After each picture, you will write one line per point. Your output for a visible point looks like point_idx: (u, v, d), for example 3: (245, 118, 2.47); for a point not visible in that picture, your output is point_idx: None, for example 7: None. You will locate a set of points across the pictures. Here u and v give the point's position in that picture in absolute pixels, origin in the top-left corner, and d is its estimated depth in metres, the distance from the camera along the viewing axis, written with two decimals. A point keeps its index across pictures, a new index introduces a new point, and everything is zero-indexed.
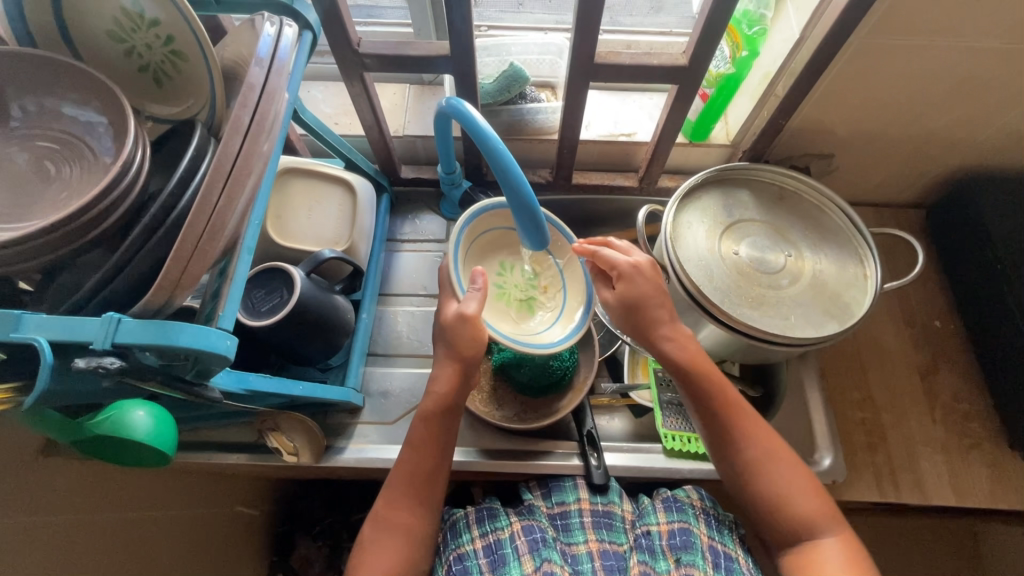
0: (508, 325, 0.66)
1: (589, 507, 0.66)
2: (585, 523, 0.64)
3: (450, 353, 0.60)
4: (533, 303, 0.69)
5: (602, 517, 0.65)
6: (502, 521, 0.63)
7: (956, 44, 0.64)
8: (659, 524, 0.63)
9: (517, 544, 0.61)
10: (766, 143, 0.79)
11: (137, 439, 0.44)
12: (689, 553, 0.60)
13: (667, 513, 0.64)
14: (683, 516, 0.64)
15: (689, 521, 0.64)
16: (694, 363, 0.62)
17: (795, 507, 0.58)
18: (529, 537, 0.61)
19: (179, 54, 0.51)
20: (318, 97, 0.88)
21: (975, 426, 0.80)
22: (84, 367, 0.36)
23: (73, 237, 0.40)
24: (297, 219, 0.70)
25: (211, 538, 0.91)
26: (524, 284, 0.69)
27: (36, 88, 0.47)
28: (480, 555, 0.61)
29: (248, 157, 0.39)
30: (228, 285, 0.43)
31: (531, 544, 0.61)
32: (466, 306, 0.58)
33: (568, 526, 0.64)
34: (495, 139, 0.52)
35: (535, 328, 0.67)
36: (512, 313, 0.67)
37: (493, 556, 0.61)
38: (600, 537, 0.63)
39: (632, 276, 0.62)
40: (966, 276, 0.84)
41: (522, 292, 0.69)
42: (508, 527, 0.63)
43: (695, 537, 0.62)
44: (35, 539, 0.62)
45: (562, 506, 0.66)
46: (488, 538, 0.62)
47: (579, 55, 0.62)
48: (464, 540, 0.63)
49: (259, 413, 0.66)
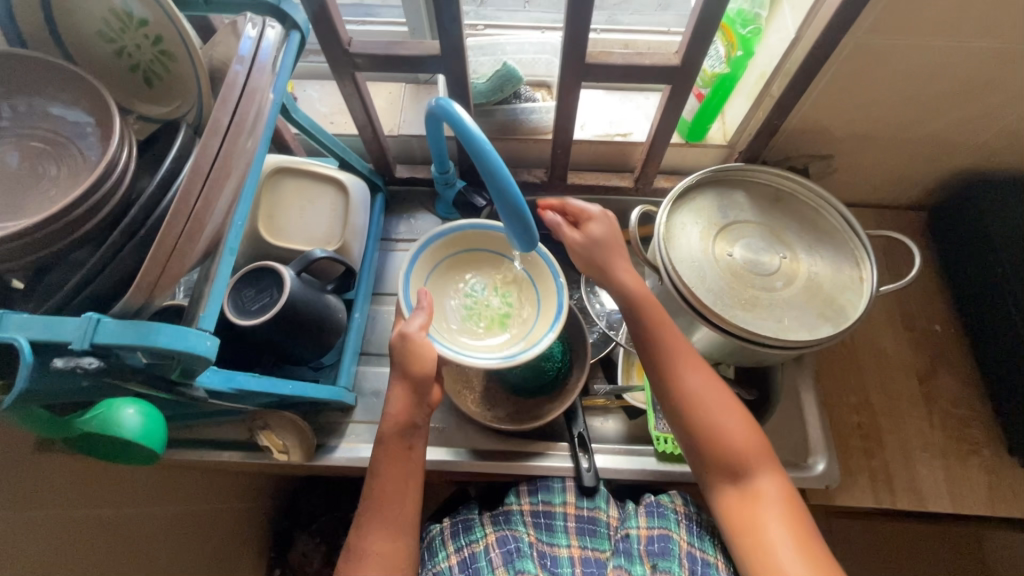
0: (478, 343, 0.67)
1: (574, 512, 0.68)
2: (569, 527, 0.66)
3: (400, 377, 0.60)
4: (503, 317, 0.69)
5: (586, 523, 0.67)
6: (477, 533, 0.66)
7: (954, 44, 0.63)
8: (639, 529, 0.65)
9: (491, 556, 0.63)
10: (763, 144, 0.78)
11: (124, 437, 0.44)
12: (665, 560, 0.62)
13: (647, 519, 0.66)
14: (664, 522, 0.65)
15: (669, 528, 0.65)
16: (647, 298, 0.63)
17: (736, 454, 0.59)
18: (503, 549, 0.63)
19: (167, 54, 0.51)
20: (314, 97, 0.89)
21: (974, 431, 0.78)
22: (61, 366, 0.37)
23: (57, 238, 0.41)
24: (289, 218, 0.70)
25: (206, 533, 0.92)
26: (498, 303, 0.70)
27: (27, 88, 0.48)
28: (454, 569, 0.64)
29: (228, 157, 0.38)
30: (209, 286, 0.43)
31: (506, 556, 0.63)
32: (410, 324, 0.59)
33: (551, 527, 0.67)
34: (483, 140, 0.52)
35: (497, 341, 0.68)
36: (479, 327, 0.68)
37: (468, 569, 0.63)
38: (582, 544, 0.65)
39: (602, 220, 0.65)
40: (967, 279, 0.83)
41: (494, 310, 0.70)
42: (484, 538, 0.65)
43: (673, 543, 0.63)
44: (29, 533, 0.63)
45: (546, 506, 0.68)
46: (462, 552, 0.65)
47: (570, 53, 0.61)
48: (440, 558, 0.65)
49: (248, 412, 0.66)
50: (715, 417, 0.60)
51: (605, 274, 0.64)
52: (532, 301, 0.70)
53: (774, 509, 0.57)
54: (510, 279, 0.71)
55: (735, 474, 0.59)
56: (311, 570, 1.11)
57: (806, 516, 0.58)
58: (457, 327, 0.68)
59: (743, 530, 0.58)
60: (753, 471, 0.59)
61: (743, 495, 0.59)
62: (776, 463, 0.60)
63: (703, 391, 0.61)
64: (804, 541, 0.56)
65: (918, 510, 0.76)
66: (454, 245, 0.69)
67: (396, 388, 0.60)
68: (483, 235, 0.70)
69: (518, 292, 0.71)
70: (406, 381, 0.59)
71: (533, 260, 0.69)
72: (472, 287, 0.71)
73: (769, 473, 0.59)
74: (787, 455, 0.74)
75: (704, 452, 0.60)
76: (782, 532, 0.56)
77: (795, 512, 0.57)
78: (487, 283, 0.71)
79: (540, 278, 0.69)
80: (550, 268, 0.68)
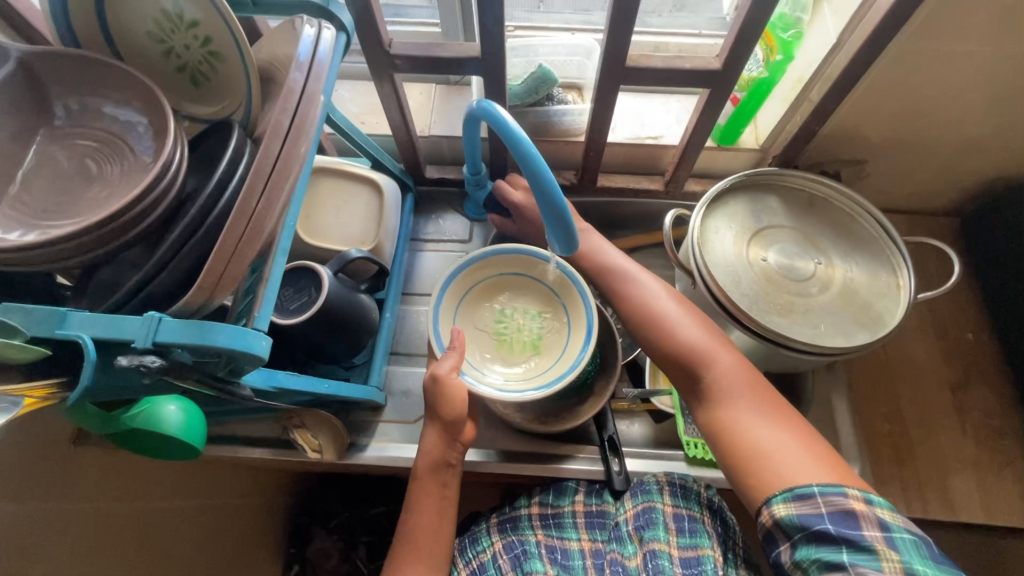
0: (514, 371, 0.69)
1: (583, 509, 0.68)
2: (578, 523, 0.66)
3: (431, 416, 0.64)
4: (537, 341, 0.70)
5: (595, 517, 0.67)
6: (484, 543, 0.66)
7: (998, 50, 0.63)
8: (625, 511, 0.66)
9: (500, 562, 0.63)
10: (797, 149, 0.78)
11: (166, 432, 0.45)
12: (651, 529, 0.62)
13: (632, 498, 0.66)
14: (647, 496, 0.65)
15: (653, 499, 0.65)
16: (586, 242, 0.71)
17: (689, 346, 0.61)
18: (511, 554, 0.63)
19: (217, 56, 0.51)
20: (346, 96, 0.89)
21: (1007, 441, 0.78)
22: (126, 365, 0.36)
23: (114, 236, 0.41)
24: (325, 218, 0.71)
25: (229, 527, 0.93)
26: (529, 324, 0.71)
27: (79, 87, 0.48)
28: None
29: (289, 160, 0.39)
30: (263, 286, 0.43)
31: (513, 560, 0.63)
32: (441, 365, 0.63)
33: (561, 525, 0.66)
34: (527, 142, 0.53)
35: (533, 368, 0.69)
36: (514, 354, 0.70)
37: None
38: (592, 536, 0.65)
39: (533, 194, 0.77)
40: (1003, 288, 0.82)
41: (527, 333, 0.70)
42: (491, 547, 0.65)
43: (658, 513, 0.63)
44: (64, 525, 0.63)
45: (556, 507, 0.68)
46: (471, 563, 0.65)
47: (612, 56, 0.61)
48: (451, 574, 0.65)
49: (286, 410, 0.66)
50: (665, 315, 0.63)
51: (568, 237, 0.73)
52: (563, 320, 0.70)
53: (736, 395, 0.58)
54: (540, 298, 0.71)
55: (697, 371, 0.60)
56: (330, 567, 1.11)
57: (778, 401, 0.58)
58: (490, 356, 0.70)
59: (715, 427, 0.58)
60: (710, 359, 0.60)
61: (708, 391, 0.59)
62: (735, 351, 0.61)
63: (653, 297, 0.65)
64: (776, 424, 0.55)
65: (950, 520, 0.75)
66: (476, 274, 0.70)
67: (432, 431, 0.64)
68: (508, 258, 0.71)
69: (549, 311, 0.71)
70: (438, 421, 0.63)
71: (563, 281, 0.70)
72: (501, 310, 0.71)
73: (729, 359, 0.60)
74: None
75: (665, 356, 0.63)
76: (751, 417, 0.56)
77: (760, 397, 0.57)
78: (520, 305, 0.71)
79: (570, 300, 0.70)
80: (582, 293, 0.68)
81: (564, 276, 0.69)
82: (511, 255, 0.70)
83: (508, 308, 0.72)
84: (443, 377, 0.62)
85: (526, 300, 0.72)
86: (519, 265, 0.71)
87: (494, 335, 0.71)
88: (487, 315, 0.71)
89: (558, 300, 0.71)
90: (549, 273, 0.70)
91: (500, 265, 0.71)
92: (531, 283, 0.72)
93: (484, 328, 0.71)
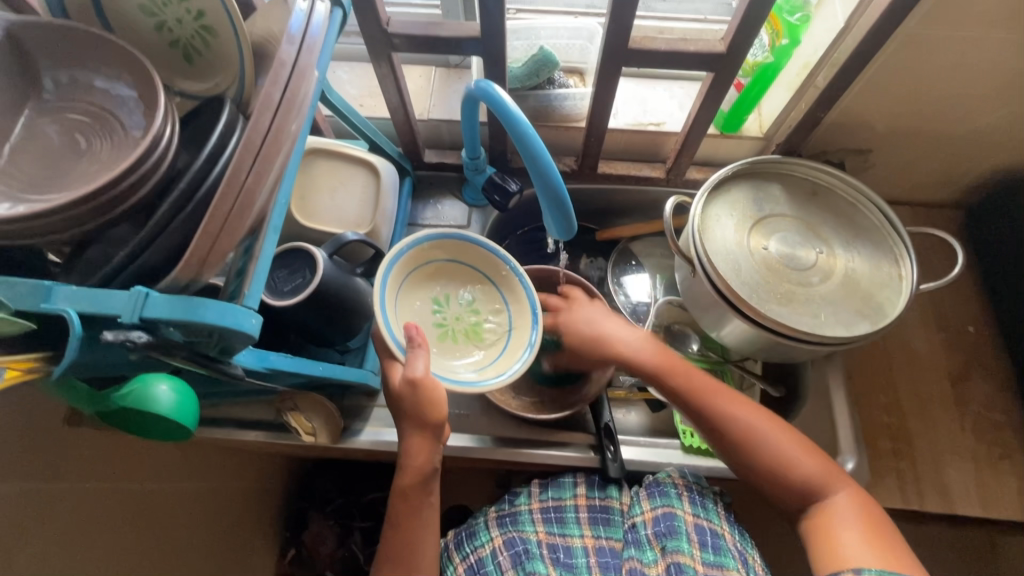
0: (464, 362, 0.66)
1: (586, 503, 0.67)
2: (581, 518, 0.66)
3: (415, 424, 0.59)
4: (478, 328, 0.67)
5: (599, 513, 0.66)
6: (482, 538, 0.66)
7: (1012, 36, 0.61)
8: (643, 513, 0.64)
9: (499, 560, 0.63)
10: (801, 137, 0.77)
11: (158, 413, 0.44)
12: (674, 539, 0.61)
13: (650, 500, 0.65)
14: (667, 500, 0.64)
15: (673, 505, 0.64)
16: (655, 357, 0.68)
17: (801, 473, 0.59)
18: (512, 552, 0.63)
19: (209, 30, 0.50)
20: (344, 78, 0.88)
21: (1007, 435, 0.77)
22: (111, 340, 0.35)
23: (102, 211, 0.40)
24: (321, 199, 0.70)
25: (224, 510, 0.93)
26: (465, 312, 0.68)
27: (69, 60, 0.47)
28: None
29: (279, 133, 0.38)
30: (253, 263, 0.43)
31: (514, 558, 0.62)
32: (413, 368, 0.56)
33: (563, 519, 0.66)
34: (525, 123, 0.54)
35: (484, 355, 0.66)
36: (459, 345, 0.66)
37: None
38: (595, 533, 0.65)
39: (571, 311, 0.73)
40: (1008, 280, 0.81)
41: (465, 320, 0.68)
42: (490, 542, 0.65)
43: (679, 520, 0.62)
44: (56, 505, 0.63)
45: (557, 500, 0.67)
46: (469, 559, 0.65)
47: (614, 38, 0.60)
48: (450, 569, 0.66)
49: (280, 392, 0.66)
50: (771, 437, 0.61)
51: (630, 363, 0.68)
52: (499, 301, 0.68)
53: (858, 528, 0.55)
54: (469, 281, 0.69)
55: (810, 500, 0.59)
56: (326, 551, 1.11)
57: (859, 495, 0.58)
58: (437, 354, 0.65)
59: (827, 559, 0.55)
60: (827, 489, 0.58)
61: (821, 521, 0.57)
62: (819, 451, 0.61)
63: (756, 418, 0.62)
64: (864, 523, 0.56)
65: (947, 513, 0.74)
66: (412, 262, 0.64)
67: (415, 437, 0.60)
68: (441, 244, 0.66)
69: (480, 295, 0.69)
70: (425, 429, 0.59)
71: (489, 260, 0.68)
72: (436, 300, 0.67)
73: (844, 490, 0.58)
74: None
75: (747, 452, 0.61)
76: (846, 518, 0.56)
77: (880, 530, 0.55)
78: (454, 292, 0.68)
79: (502, 279, 0.68)
80: (513, 271, 0.67)
81: (490, 254, 0.67)
82: (441, 240, 0.66)
83: (442, 297, 0.67)
84: (423, 382, 0.56)
85: (459, 286, 0.68)
86: (449, 249, 0.67)
87: (433, 328, 0.66)
88: (422, 305, 0.66)
89: (489, 282, 0.69)
90: (476, 256, 0.68)
91: (434, 252, 0.66)
92: (459, 266, 0.68)
93: (424, 320, 0.65)
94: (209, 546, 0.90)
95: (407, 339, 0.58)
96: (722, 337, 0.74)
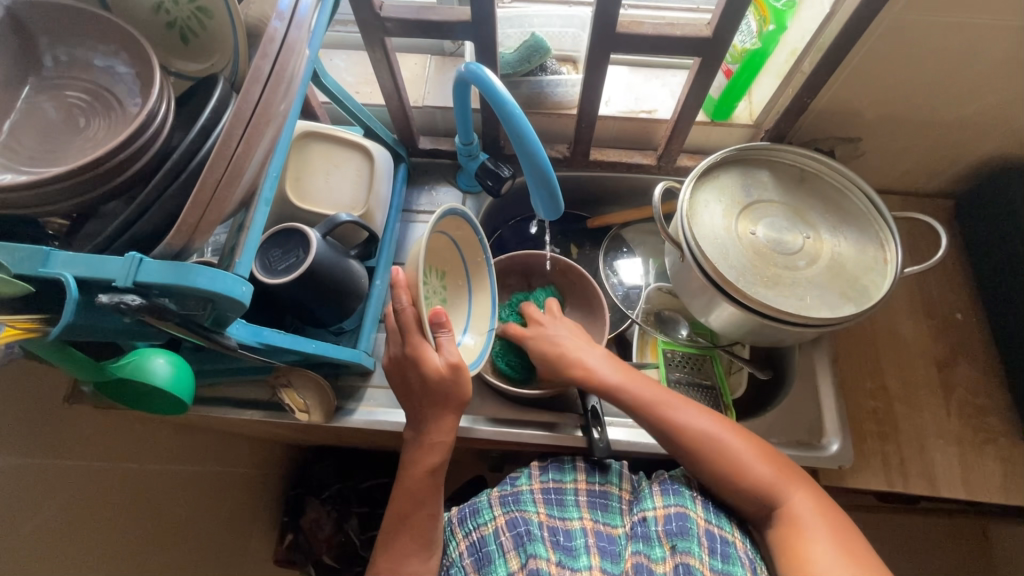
0: None
1: (585, 487, 0.66)
2: (581, 501, 0.65)
3: (450, 405, 0.62)
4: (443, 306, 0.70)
5: (597, 497, 0.65)
6: (485, 516, 0.64)
7: (993, 22, 0.62)
8: (656, 509, 0.62)
9: (501, 540, 0.61)
10: (790, 123, 0.78)
11: (155, 385, 0.45)
12: (685, 540, 0.58)
13: (663, 497, 0.63)
14: (680, 499, 0.62)
15: (686, 505, 0.62)
16: (625, 376, 0.69)
17: (758, 478, 0.61)
18: (513, 532, 0.61)
19: (205, 11, 0.52)
20: (341, 66, 0.90)
21: (991, 420, 0.78)
22: (106, 303, 0.37)
23: (98, 181, 0.41)
24: (316, 182, 0.71)
25: (221, 492, 0.94)
26: (437, 287, 0.69)
27: (68, 38, 0.49)
28: (465, 556, 0.63)
29: (268, 106, 0.39)
30: (245, 235, 0.44)
31: (516, 539, 0.60)
32: (450, 353, 0.59)
33: (562, 501, 0.64)
34: (513, 104, 0.55)
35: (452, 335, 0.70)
36: None
37: (478, 554, 0.62)
38: (594, 516, 0.63)
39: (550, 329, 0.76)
40: (995, 268, 0.82)
41: (436, 297, 0.69)
42: (492, 521, 0.63)
43: (691, 522, 0.60)
44: (56, 478, 0.64)
45: (557, 482, 0.66)
46: (471, 536, 0.64)
47: (601, 23, 0.61)
48: (451, 548, 0.65)
49: (275, 368, 0.68)
50: (727, 447, 0.63)
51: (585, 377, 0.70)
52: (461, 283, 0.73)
53: (817, 530, 0.57)
54: (438, 257, 0.69)
55: (770, 504, 0.61)
56: (322, 538, 1.12)
57: (825, 504, 0.60)
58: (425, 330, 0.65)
59: (789, 559, 0.57)
60: (784, 493, 0.60)
61: (788, 531, 0.58)
62: (787, 465, 0.63)
63: (710, 428, 0.64)
64: (831, 532, 0.57)
65: (931, 496, 0.75)
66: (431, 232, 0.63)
67: (446, 417, 0.63)
68: (452, 219, 0.67)
69: (445, 273, 0.71)
70: (455, 409, 0.63)
71: (471, 245, 0.72)
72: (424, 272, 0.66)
73: (800, 491, 0.60)
74: (801, 435, 0.74)
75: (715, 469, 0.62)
76: (815, 527, 0.57)
77: (836, 529, 0.57)
78: (431, 266, 0.67)
79: (473, 266, 0.73)
80: (486, 264, 0.74)
81: (472, 238, 0.71)
82: (456, 218, 0.67)
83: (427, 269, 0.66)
84: (462, 366, 0.59)
85: (433, 261, 0.69)
86: (453, 228, 0.68)
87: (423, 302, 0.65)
88: None
89: (456, 261, 0.72)
90: (465, 240, 0.71)
91: (445, 225, 0.67)
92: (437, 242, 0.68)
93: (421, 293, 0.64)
94: (205, 527, 0.91)
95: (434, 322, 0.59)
96: (710, 321, 0.75)
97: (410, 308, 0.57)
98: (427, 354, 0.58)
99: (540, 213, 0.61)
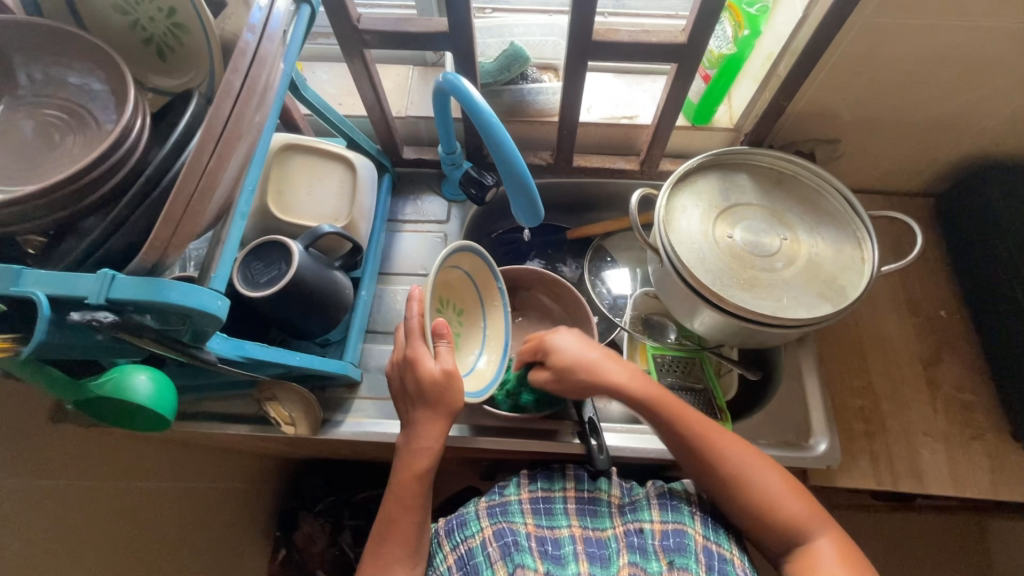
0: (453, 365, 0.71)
1: (575, 495, 0.66)
2: (569, 509, 0.64)
3: (437, 409, 0.61)
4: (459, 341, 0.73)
5: (587, 504, 0.65)
6: (472, 528, 0.63)
7: (962, 24, 0.63)
8: (652, 522, 0.62)
9: (489, 551, 0.60)
10: (768, 127, 0.79)
11: (136, 403, 0.45)
12: (682, 556, 0.59)
13: (661, 512, 0.63)
14: (678, 516, 0.62)
15: (684, 522, 0.62)
16: (654, 397, 0.67)
17: (791, 516, 0.60)
18: (501, 542, 0.60)
19: (180, 27, 0.52)
20: (323, 78, 0.90)
21: (977, 416, 0.78)
22: (78, 320, 0.37)
23: (72, 200, 0.41)
24: (298, 194, 0.71)
25: (211, 509, 0.94)
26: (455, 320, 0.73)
27: (42, 56, 0.48)
28: (453, 569, 0.62)
29: (238, 120, 0.39)
30: (219, 248, 0.44)
31: (503, 549, 0.60)
32: (444, 361, 0.60)
33: (551, 510, 0.64)
34: (489, 113, 0.55)
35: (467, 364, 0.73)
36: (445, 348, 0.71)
37: (466, 566, 0.61)
38: (583, 523, 0.63)
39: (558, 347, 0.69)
40: (976, 265, 0.83)
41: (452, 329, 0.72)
42: (480, 533, 0.62)
43: (689, 538, 0.60)
44: (42, 499, 0.64)
45: (546, 491, 0.66)
46: (460, 549, 0.63)
47: (577, 33, 0.62)
48: (439, 560, 0.64)
49: (258, 383, 0.68)
50: (757, 479, 0.62)
51: (613, 390, 0.67)
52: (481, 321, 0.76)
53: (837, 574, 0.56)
54: (462, 295, 0.74)
55: (791, 539, 0.60)
56: (317, 550, 1.12)
57: (848, 547, 0.59)
58: None
59: None
60: (805, 529, 0.60)
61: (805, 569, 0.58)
62: (817, 503, 0.62)
63: (743, 457, 0.63)
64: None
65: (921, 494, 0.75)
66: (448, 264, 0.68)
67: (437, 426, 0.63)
68: (469, 256, 0.71)
69: (466, 312, 0.74)
70: (444, 418, 0.62)
71: (486, 282, 0.75)
72: (440, 302, 0.70)
73: (827, 535, 0.60)
74: (789, 435, 0.74)
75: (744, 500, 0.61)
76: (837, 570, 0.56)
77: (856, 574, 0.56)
78: (451, 301, 0.72)
79: (489, 303, 0.75)
80: (502, 307, 0.76)
81: (492, 280, 0.74)
82: (475, 256, 0.71)
83: (445, 301, 0.71)
84: (456, 374, 0.60)
85: (454, 298, 0.72)
86: (469, 263, 0.71)
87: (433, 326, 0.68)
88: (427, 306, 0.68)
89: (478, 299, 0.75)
90: (485, 281, 0.74)
91: (461, 261, 0.70)
92: (454, 278, 0.71)
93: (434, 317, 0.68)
94: (194, 545, 0.90)
95: (436, 332, 0.61)
96: (694, 326, 0.75)
97: (416, 317, 0.61)
98: (423, 359, 0.59)
99: (519, 219, 0.61)
